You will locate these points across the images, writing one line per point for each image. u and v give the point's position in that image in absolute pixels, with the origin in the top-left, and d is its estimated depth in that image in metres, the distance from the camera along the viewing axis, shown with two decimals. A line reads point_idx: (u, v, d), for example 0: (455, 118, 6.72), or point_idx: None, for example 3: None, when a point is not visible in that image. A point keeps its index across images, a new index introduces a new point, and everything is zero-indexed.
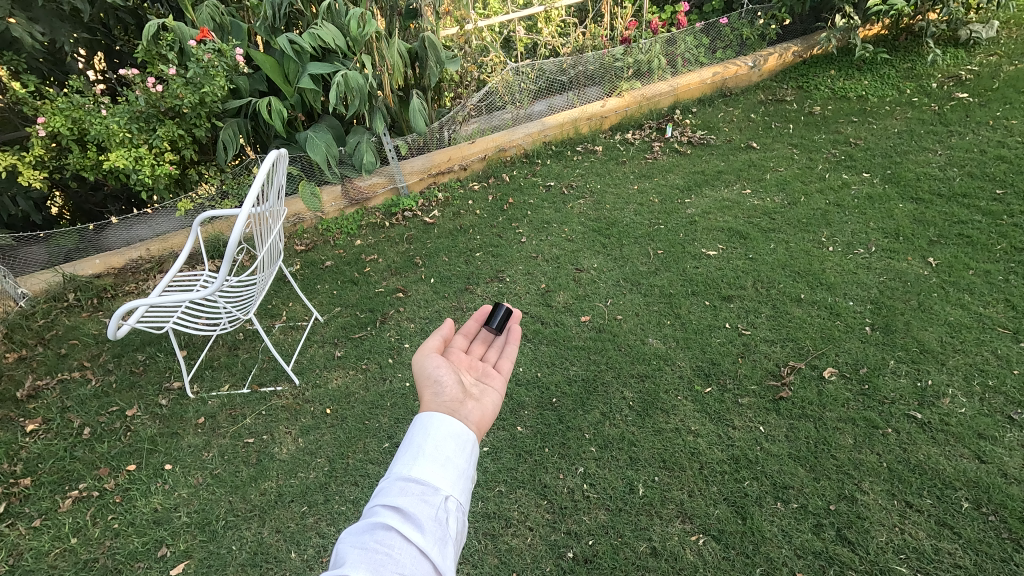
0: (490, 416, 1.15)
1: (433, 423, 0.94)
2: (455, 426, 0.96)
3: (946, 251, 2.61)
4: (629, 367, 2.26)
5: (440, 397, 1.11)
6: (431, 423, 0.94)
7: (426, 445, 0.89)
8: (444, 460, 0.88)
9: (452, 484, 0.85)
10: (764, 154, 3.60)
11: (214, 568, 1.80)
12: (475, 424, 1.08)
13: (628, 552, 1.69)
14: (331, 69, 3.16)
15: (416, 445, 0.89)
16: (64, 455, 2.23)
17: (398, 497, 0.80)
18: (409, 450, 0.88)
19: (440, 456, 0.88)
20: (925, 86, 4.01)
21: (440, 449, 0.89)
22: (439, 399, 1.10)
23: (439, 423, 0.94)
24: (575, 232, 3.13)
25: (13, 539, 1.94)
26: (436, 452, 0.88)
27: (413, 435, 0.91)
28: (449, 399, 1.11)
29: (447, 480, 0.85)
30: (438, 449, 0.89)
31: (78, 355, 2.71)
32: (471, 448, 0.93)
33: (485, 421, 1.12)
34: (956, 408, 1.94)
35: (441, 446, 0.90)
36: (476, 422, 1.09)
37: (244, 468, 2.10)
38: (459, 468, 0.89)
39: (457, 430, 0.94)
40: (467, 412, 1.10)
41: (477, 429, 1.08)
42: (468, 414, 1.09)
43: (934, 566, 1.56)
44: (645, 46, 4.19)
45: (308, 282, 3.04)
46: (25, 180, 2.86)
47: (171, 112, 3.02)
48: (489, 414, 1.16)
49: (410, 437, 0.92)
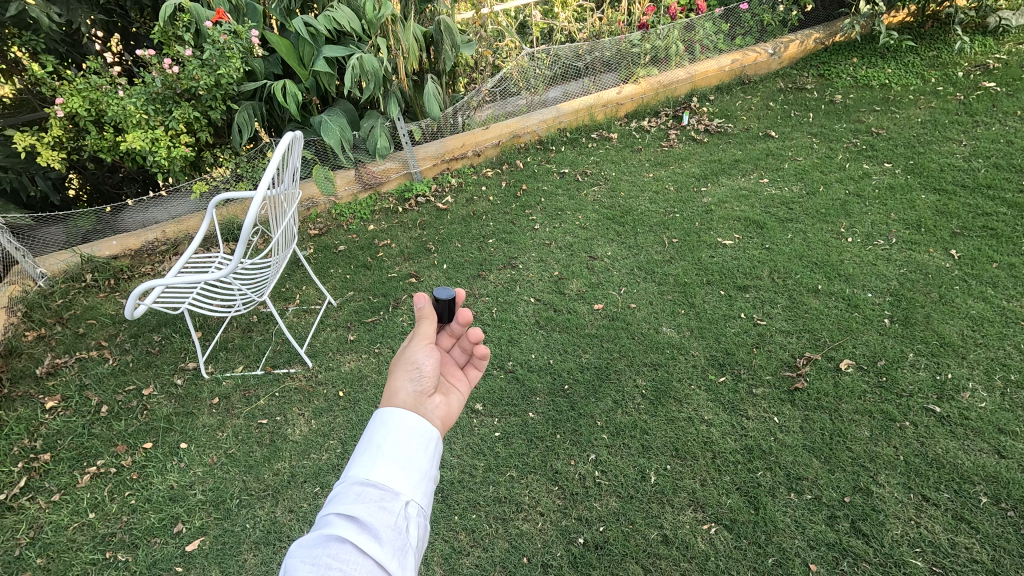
0: (456, 415, 1.11)
1: (393, 419, 0.88)
2: (419, 421, 0.90)
3: (969, 244, 2.55)
4: (643, 356, 2.25)
5: (413, 387, 1.04)
6: (391, 419, 0.88)
7: (384, 445, 0.83)
8: (405, 460, 0.83)
9: (413, 487, 0.80)
10: (783, 143, 3.54)
11: (228, 546, 1.82)
12: (441, 420, 1.04)
13: (638, 539, 1.68)
14: (347, 52, 3.15)
15: (375, 444, 0.84)
16: (82, 432, 2.26)
17: (354, 504, 0.75)
18: (366, 450, 0.83)
19: (400, 457, 0.83)
20: (951, 75, 3.91)
21: (399, 448, 0.84)
22: (410, 389, 1.03)
23: (400, 419, 0.88)
24: (589, 220, 3.11)
25: (34, 512, 1.98)
26: (395, 451, 0.83)
27: (371, 432, 0.86)
28: (421, 392, 1.05)
29: (408, 483, 0.80)
30: (397, 449, 0.83)
31: (95, 334, 2.75)
32: (434, 446, 0.88)
33: (451, 419, 1.09)
34: (975, 402, 1.91)
35: (401, 445, 0.84)
36: (443, 419, 1.06)
37: (258, 448, 2.12)
38: (422, 468, 0.84)
39: (420, 427, 0.88)
40: (436, 406, 1.06)
41: (442, 427, 1.04)
42: (434, 410, 1.04)
43: (951, 560, 1.54)
44: (663, 32, 4.12)
45: (321, 266, 3.05)
46: (44, 160, 2.90)
47: (187, 93, 3.03)
48: (452, 412, 1.11)
49: (368, 433, 0.86)
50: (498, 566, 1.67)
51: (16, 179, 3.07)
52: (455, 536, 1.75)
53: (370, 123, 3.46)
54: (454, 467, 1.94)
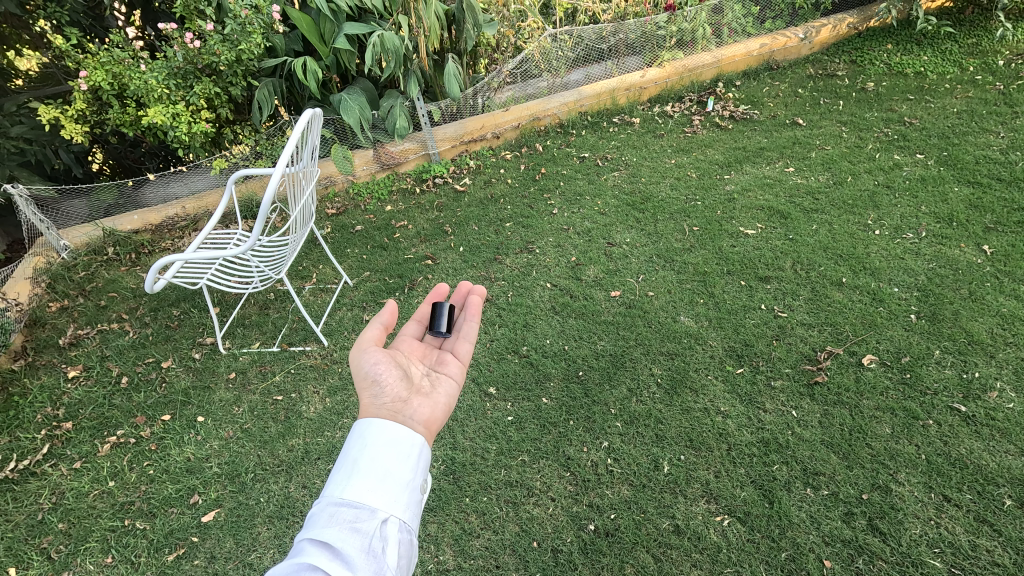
0: (442, 417, 1.14)
1: (371, 433, 0.90)
2: (398, 432, 0.92)
3: (1003, 239, 2.47)
4: (659, 345, 2.22)
5: (381, 400, 1.08)
6: (369, 434, 0.90)
7: (361, 461, 0.85)
8: (383, 476, 0.84)
9: (392, 502, 0.81)
10: (810, 131, 3.44)
11: (243, 518, 1.84)
12: (423, 424, 1.08)
13: (650, 528, 1.67)
14: (367, 29, 3.12)
15: (352, 461, 0.85)
16: (102, 402, 2.31)
17: (327, 528, 0.75)
18: (343, 468, 0.84)
19: (377, 472, 0.84)
20: (990, 63, 3.76)
21: (376, 463, 0.85)
22: (379, 402, 1.06)
23: (380, 432, 0.91)
24: (608, 205, 3.06)
25: (56, 478, 2.03)
26: (373, 466, 0.85)
27: (351, 450, 0.87)
28: (393, 401, 1.08)
29: (386, 499, 0.81)
30: (375, 464, 0.85)
31: (116, 307, 2.79)
32: (416, 457, 0.90)
33: (436, 420, 1.12)
34: (1003, 403, 1.85)
35: (379, 459, 0.86)
36: (426, 423, 1.09)
37: (273, 424, 2.14)
38: (403, 483, 0.85)
39: (398, 438, 0.90)
40: (415, 411, 1.09)
41: (427, 430, 1.07)
42: (417, 415, 1.08)
43: (970, 562, 1.51)
44: (690, 14, 4.00)
45: (338, 245, 3.05)
46: (67, 134, 2.92)
47: (208, 69, 3.02)
48: (438, 414, 1.14)
49: (347, 451, 0.88)
50: (508, 549, 1.67)
51: (40, 152, 3.10)
52: (465, 518, 1.75)
53: (389, 102, 3.44)
54: (466, 450, 1.94)
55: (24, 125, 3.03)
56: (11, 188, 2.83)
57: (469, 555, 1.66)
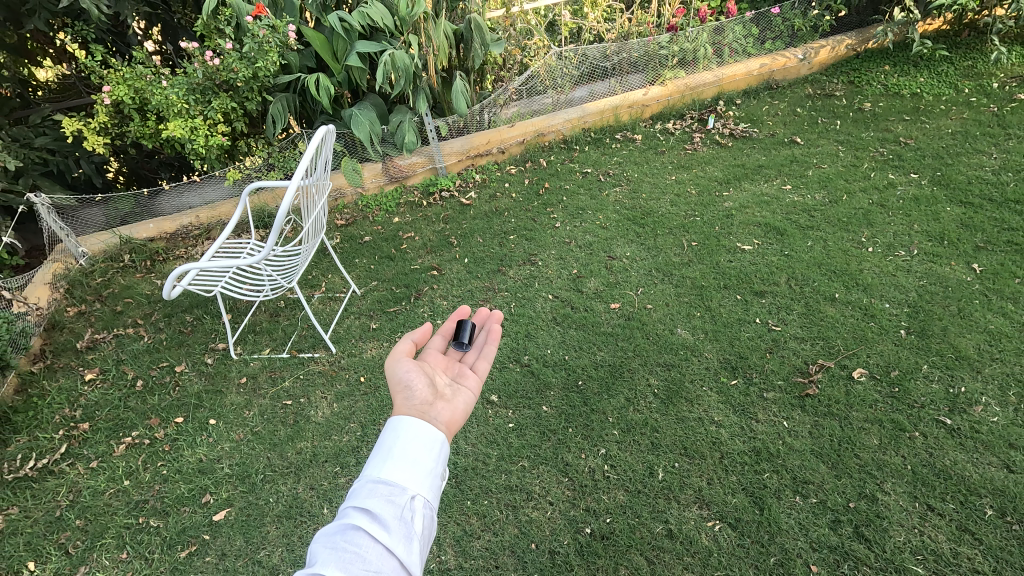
0: (462, 417, 1.22)
1: (404, 422, 0.99)
2: (427, 427, 0.99)
3: (992, 258, 2.54)
4: (656, 356, 2.30)
5: (412, 402, 1.15)
6: (402, 422, 0.98)
7: (395, 446, 0.93)
8: (413, 460, 0.92)
9: (420, 483, 0.89)
10: (808, 150, 3.53)
11: (252, 517, 1.92)
12: (445, 424, 1.15)
13: (643, 532, 1.74)
14: (378, 48, 3.23)
15: (387, 445, 0.94)
16: (118, 404, 2.39)
17: (367, 498, 0.84)
18: (380, 452, 0.93)
19: (408, 456, 0.92)
20: (985, 86, 3.85)
21: (408, 448, 0.94)
22: (410, 403, 1.14)
23: (411, 423, 0.99)
24: (609, 220, 3.15)
25: (73, 477, 2.11)
26: (405, 451, 0.93)
27: (385, 437, 0.95)
28: (423, 404, 1.16)
29: (415, 480, 0.89)
30: (406, 449, 0.93)
31: (132, 312, 2.89)
32: (442, 447, 0.97)
33: (457, 421, 1.19)
34: (988, 417, 1.92)
35: (411, 445, 0.94)
36: (448, 423, 1.16)
37: (282, 427, 2.22)
38: (429, 468, 0.93)
39: (427, 429, 0.98)
40: (438, 412, 1.17)
41: (448, 429, 1.15)
42: (441, 415, 1.16)
43: (952, 569, 1.57)
44: (692, 35, 4.11)
45: (347, 255, 3.14)
46: (89, 145, 3.04)
47: (226, 84, 3.14)
48: (459, 415, 1.21)
49: (383, 438, 0.96)
50: (507, 550, 1.74)
51: (62, 161, 3.22)
52: (466, 520, 1.82)
53: (399, 118, 3.56)
54: (468, 455, 2.01)
55: (48, 136, 3.13)
56: (34, 197, 2.88)
57: (470, 555, 1.73)
